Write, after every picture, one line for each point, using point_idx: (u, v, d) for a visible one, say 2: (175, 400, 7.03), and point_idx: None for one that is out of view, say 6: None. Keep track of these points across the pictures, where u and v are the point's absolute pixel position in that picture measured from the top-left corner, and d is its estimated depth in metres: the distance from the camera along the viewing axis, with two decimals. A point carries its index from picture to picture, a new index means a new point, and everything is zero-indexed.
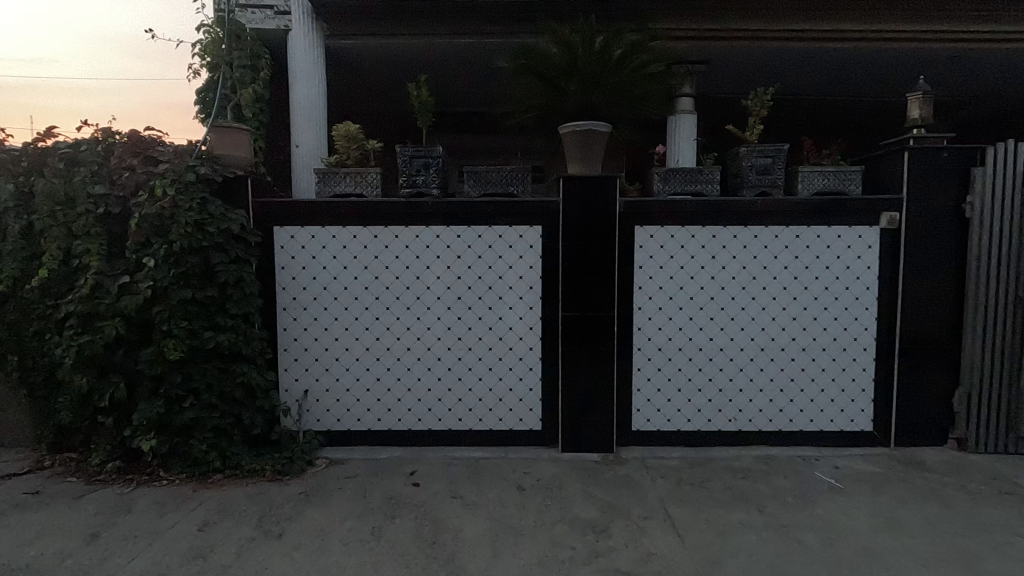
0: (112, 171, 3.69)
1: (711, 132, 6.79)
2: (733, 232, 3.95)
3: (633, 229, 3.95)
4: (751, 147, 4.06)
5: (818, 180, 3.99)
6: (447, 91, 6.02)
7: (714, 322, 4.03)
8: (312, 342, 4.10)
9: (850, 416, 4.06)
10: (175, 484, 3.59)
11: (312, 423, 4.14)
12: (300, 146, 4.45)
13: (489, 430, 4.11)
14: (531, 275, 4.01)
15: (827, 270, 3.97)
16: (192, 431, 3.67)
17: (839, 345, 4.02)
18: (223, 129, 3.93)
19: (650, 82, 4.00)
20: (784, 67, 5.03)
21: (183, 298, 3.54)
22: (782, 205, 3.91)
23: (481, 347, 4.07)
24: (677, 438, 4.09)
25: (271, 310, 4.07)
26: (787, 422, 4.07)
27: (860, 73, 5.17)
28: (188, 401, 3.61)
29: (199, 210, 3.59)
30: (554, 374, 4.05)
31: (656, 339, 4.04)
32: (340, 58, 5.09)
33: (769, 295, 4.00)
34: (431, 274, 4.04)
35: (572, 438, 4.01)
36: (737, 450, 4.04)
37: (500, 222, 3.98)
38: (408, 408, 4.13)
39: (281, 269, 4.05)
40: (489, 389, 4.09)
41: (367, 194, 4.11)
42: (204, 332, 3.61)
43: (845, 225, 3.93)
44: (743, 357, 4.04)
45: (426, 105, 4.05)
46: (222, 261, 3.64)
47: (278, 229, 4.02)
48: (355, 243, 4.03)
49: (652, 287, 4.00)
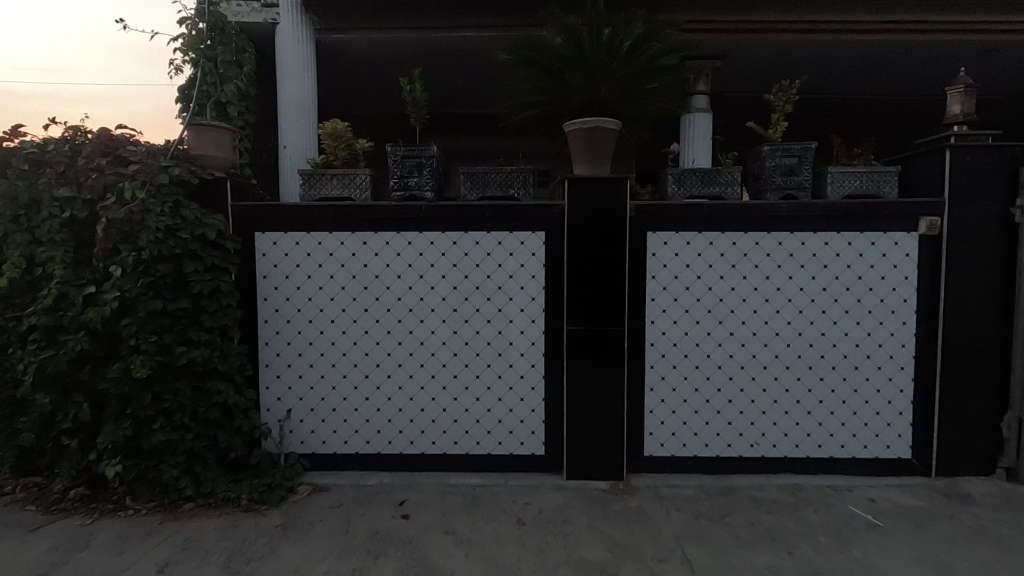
0: (79, 173, 3.41)
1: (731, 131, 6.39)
2: (755, 239, 3.60)
3: (645, 236, 3.61)
4: (774, 145, 3.68)
5: (848, 182, 3.65)
6: (448, 88, 5.72)
7: (734, 336, 3.67)
8: (295, 357, 3.79)
9: (885, 441, 3.68)
10: (142, 515, 3.28)
11: (295, 446, 3.83)
12: (288, 147, 4.18)
13: (488, 454, 3.78)
14: (534, 285, 3.68)
15: (860, 281, 3.60)
16: (163, 455, 3.37)
17: (873, 363, 3.64)
18: (203, 127, 3.64)
19: (664, 75, 3.66)
20: (810, 61, 4.67)
21: (153, 310, 3.25)
22: (810, 209, 3.55)
23: (479, 365, 3.74)
24: (693, 464, 3.73)
25: (253, 322, 3.77)
26: (815, 448, 3.70)
27: (890, 67, 4.80)
28: (158, 423, 3.31)
29: (172, 215, 3.31)
30: (558, 393, 3.72)
31: (671, 356, 3.69)
32: (333, 54, 4.82)
33: (795, 308, 3.64)
34: (425, 284, 3.72)
35: (578, 464, 3.66)
36: (760, 478, 3.67)
37: (500, 227, 3.67)
38: (399, 430, 3.80)
39: (263, 278, 3.75)
40: (487, 410, 3.75)
41: (356, 197, 3.81)
42: (176, 347, 3.31)
43: (880, 232, 3.57)
44: (767, 376, 3.68)
45: (420, 101, 3.75)
46: (197, 270, 3.36)
47: (260, 236, 3.73)
48: (343, 250, 3.73)
49: (666, 299, 3.66)
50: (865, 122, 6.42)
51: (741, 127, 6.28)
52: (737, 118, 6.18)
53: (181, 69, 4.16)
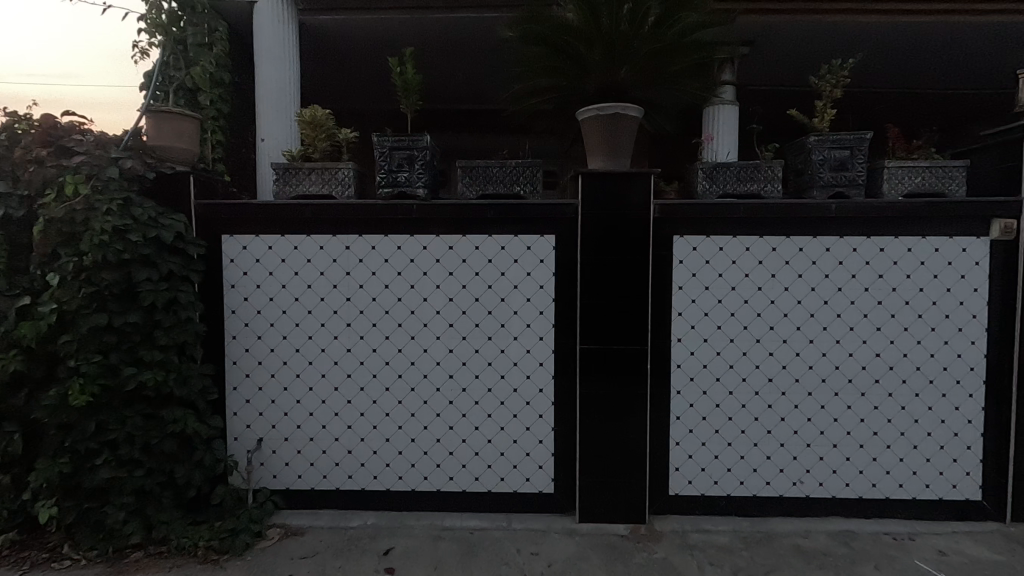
0: (15, 165, 2.93)
1: (772, 122, 5.78)
2: (798, 245, 3.10)
3: (671, 240, 3.12)
4: (822, 136, 3.14)
5: (908, 178, 3.13)
6: (450, 78, 5.25)
7: (775, 357, 3.16)
8: (267, 379, 3.30)
9: (950, 480, 3.16)
10: (81, 567, 2.79)
11: (267, 481, 3.33)
12: (265, 139, 3.72)
13: (488, 491, 3.27)
14: (542, 296, 3.18)
15: (922, 293, 3.09)
16: (108, 495, 2.88)
17: (936, 390, 3.12)
18: (163, 115, 3.18)
19: (693, 54, 3.17)
20: (853, 47, 4.17)
21: (95, 326, 2.76)
22: (866, 209, 3.04)
23: (478, 389, 3.24)
24: (726, 505, 3.22)
25: (219, 337, 3.29)
26: (869, 487, 3.19)
27: (941, 52, 4.30)
28: (101, 458, 2.82)
29: (121, 214, 2.83)
30: (569, 422, 3.21)
31: (700, 380, 3.18)
32: (321, 38, 4.36)
33: (845, 325, 3.13)
34: (417, 296, 3.24)
35: (592, 505, 3.16)
36: (805, 523, 3.15)
37: (503, 230, 3.18)
38: (386, 463, 3.30)
39: (231, 288, 3.28)
40: (487, 441, 3.25)
41: (337, 195, 3.32)
42: (123, 369, 2.82)
43: (945, 236, 3.06)
44: (812, 404, 3.16)
45: (413, 85, 3.26)
46: (150, 279, 2.87)
47: (227, 239, 3.26)
48: (322, 256, 3.25)
49: (695, 314, 3.16)
50: (933, 114, 5.86)
51: (782, 116, 5.71)
52: (775, 108, 5.64)
53: (147, 53, 3.67)
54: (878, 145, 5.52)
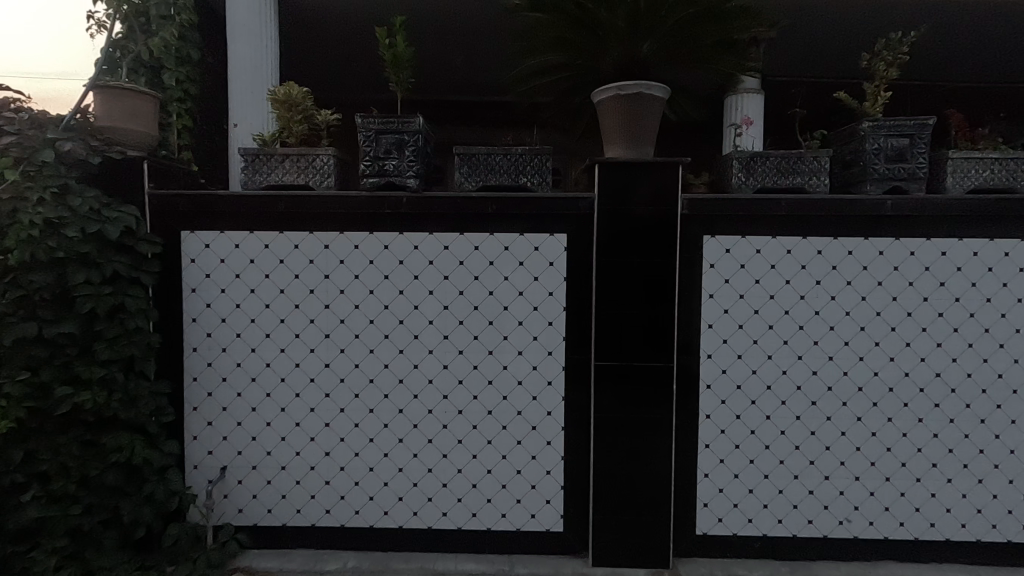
0: None
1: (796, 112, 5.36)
2: (848, 247, 2.69)
3: (700, 240, 2.70)
4: (876, 121, 2.73)
5: (975, 170, 2.72)
6: (448, 58, 4.80)
7: (818, 377, 2.74)
8: (232, 399, 2.86)
9: (1019, 520, 2.74)
10: None
11: (231, 516, 2.88)
12: (236, 124, 3.28)
13: (487, 530, 2.84)
14: (551, 305, 2.75)
15: (989, 304, 2.67)
16: (37, 536, 2.43)
17: (1004, 416, 2.70)
18: (113, 92, 2.70)
19: (730, 24, 2.73)
20: (898, 23, 3.74)
21: (22, 337, 2.31)
22: (928, 207, 2.62)
23: (476, 411, 2.81)
24: (761, 547, 2.79)
25: (177, 350, 2.85)
26: (926, 528, 2.76)
27: (994, 29, 3.88)
28: (28, 494, 2.37)
29: (56, 204, 2.38)
30: (582, 449, 2.78)
31: (733, 403, 2.75)
32: (306, 9, 3.92)
33: (900, 341, 2.71)
34: (406, 303, 2.81)
35: (607, 547, 2.73)
36: (852, 569, 2.73)
37: (508, 227, 2.76)
38: (369, 496, 2.86)
39: (192, 293, 2.84)
40: (487, 472, 2.82)
41: (316, 185, 2.88)
42: (56, 389, 2.38)
43: (1017, 239, 2.64)
44: (862, 431, 2.74)
45: (404, 58, 2.82)
46: (90, 282, 2.42)
47: (187, 236, 2.82)
48: (297, 257, 2.81)
49: (728, 327, 2.73)
50: (983, 99, 5.35)
51: (823, 99, 5.21)
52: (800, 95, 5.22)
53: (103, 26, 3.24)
54: (937, 130, 5.00)
